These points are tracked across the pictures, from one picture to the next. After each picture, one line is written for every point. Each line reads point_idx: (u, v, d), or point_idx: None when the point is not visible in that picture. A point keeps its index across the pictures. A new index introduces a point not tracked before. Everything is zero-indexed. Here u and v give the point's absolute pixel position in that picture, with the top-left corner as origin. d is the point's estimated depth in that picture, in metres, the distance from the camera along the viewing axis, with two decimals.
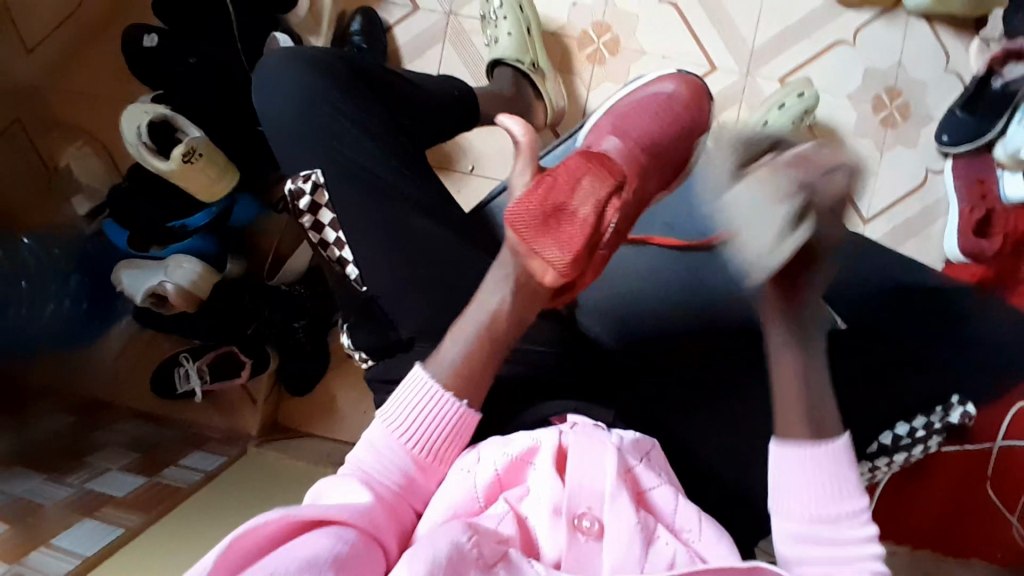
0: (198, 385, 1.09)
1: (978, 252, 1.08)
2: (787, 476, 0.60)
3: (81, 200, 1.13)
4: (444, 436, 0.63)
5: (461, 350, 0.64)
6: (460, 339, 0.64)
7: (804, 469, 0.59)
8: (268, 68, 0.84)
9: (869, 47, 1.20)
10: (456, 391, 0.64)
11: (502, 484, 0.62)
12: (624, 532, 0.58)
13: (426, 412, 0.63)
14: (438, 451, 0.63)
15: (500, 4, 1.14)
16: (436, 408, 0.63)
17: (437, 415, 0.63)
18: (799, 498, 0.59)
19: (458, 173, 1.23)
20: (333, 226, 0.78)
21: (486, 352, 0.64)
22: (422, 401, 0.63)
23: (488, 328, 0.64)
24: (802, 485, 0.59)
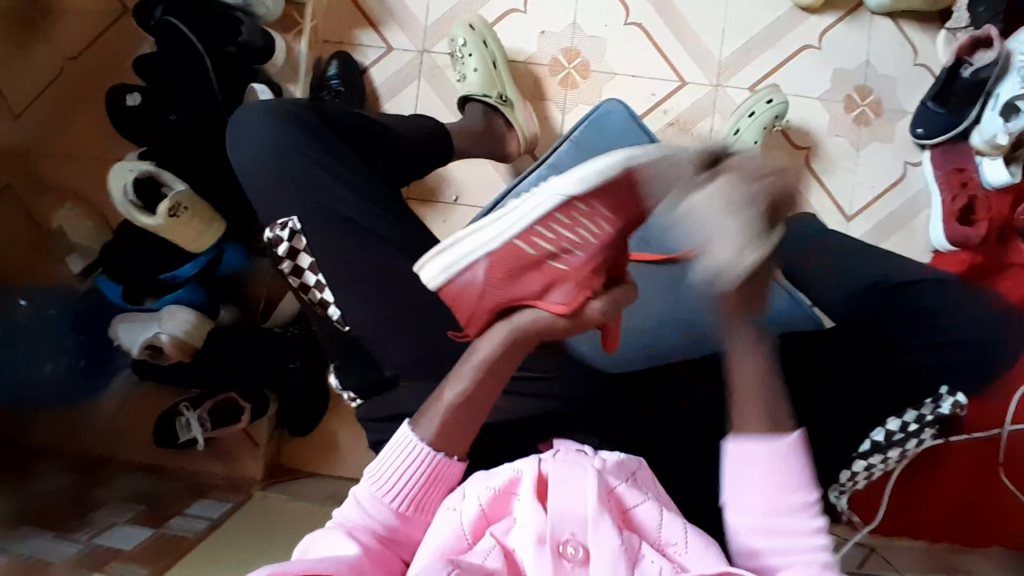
0: (200, 432, 1.11)
1: (964, 239, 1.10)
2: (739, 474, 0.61)
3: (76, 259, 1.13)
4: (432, 486, 0.64)
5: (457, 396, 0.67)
6: (456, 386, 0.67)
7: (759, 462, 0.60)
8: (240, 121, 0.86)
9: (836, 49, 1.22)
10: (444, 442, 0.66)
11: (488, 519, 0.62)
12: (609, 556, 0.57)
13: (411, 471, 0.64)
14: (418, 503, 0.64)
15: (463, 43, 1.18)
16: (423, 467, 0.64)
17: (419, 475, 0.64)
18: (752, 499, 0.61)
19: (441, 204, 1.25)
20: (312, 270, 0.80)
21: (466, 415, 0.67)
22: (408, 462, 0.64)
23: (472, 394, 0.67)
24: (756, 480, 0.61)
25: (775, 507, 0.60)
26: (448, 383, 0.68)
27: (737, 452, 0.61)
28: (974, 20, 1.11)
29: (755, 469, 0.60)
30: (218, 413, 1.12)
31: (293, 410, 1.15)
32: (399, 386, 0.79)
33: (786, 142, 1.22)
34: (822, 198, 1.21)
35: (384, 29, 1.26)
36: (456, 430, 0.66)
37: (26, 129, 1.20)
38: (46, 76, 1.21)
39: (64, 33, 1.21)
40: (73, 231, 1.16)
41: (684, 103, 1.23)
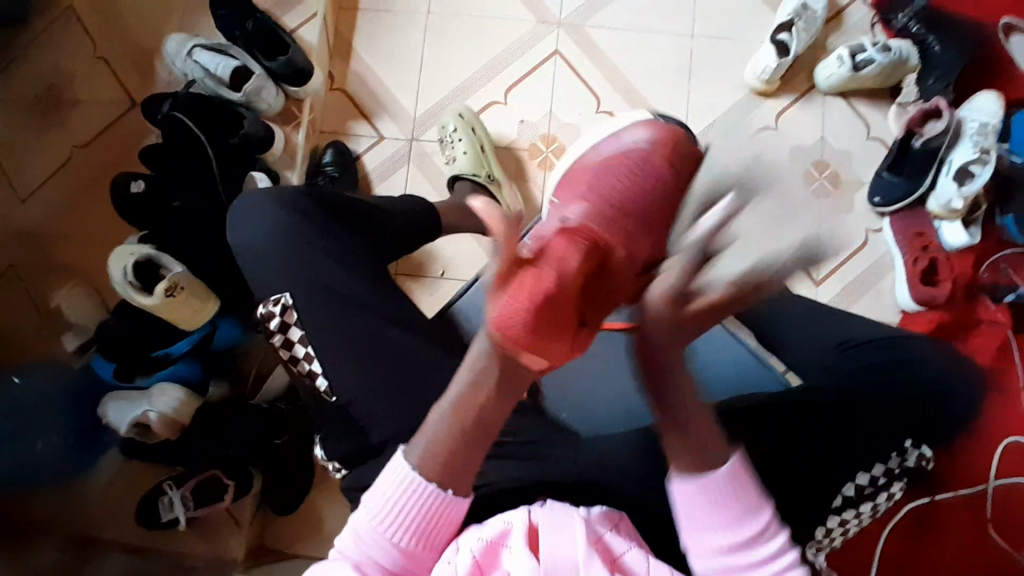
0: (182, 512, 1.10)
1: (930, 299, 1.16)
2: (690, 507, 0.67)
3: (71, 336, 1.17)
4: (434, 522, 0.66)
5: (442, 423, 0.64)
6: (441, 412, 0.64)
7: (701, 497, 0.66)
8: (239, 210, 0.92)
9: (794, 127, 1.31)
10: (441, 473, 0.65)
11: (482, 569, 0.63)
12: None
13: (408, 505, 0.66)
14: (422, 538, 0.66)
15: (453, 129, 1.27)
16: (420, 499, 0.65)
17: (421, 509, 0.66)
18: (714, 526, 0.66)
19: (429, 279, 1.30)
20: (301, 342, 0.82)
21: (465, 434, 0.64)
22: (405, 494, 0.66)
23: (467, 414, 0.63)
24: (708, 511, 0.66)
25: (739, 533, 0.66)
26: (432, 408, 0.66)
27: (682, 490, 0.67)
28: (925, 91, 1.26)
29: (705, 499, 0.66)
30: (201, 491, 1.11)
31: (280, 485, 1.16)
32: (383, 454, 0.80)
33: None
34: (792, 265, 1.26)
35: (375, 119, 1.36)
36: (451, 465, 0.65)
37: (34, 209, 1.26)
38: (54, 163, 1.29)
39: (73, 122, 1.30)
40: (71, 309, 1.19)
41: None
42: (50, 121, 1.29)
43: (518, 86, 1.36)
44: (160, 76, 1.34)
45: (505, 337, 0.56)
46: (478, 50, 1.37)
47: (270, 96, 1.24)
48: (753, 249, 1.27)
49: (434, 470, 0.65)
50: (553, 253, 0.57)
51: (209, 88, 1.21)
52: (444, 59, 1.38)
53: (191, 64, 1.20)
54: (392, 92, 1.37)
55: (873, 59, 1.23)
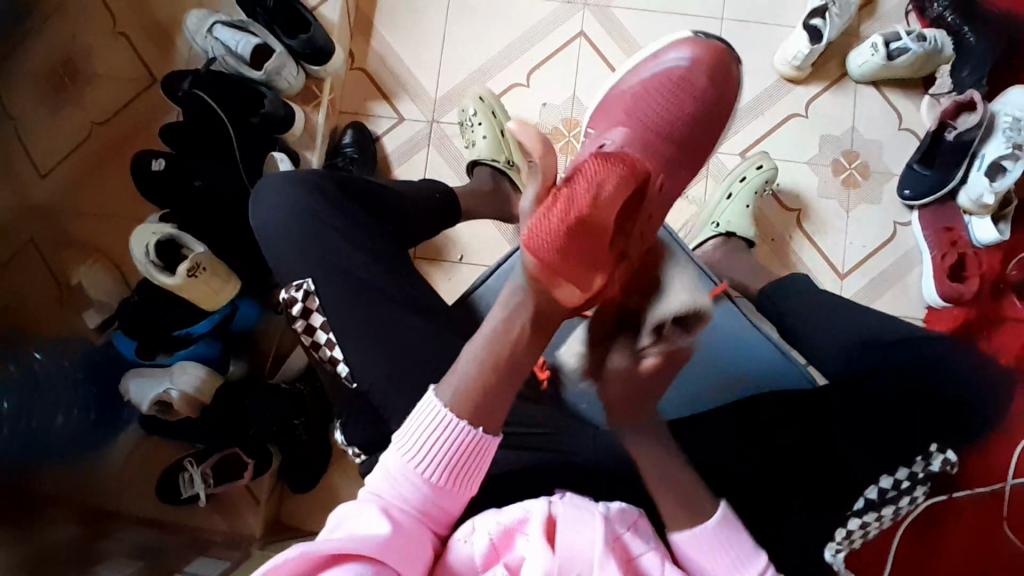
0: (202, 488, 1.11)
1: (957, 295, 1.15)
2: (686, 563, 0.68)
3: (92, 313, 1.19)
4: (464, 456, 0.64)
5: (473, 360, 0.67)
6: (469, 356, 0.67)
7: (698, 550, 0.68)
8: (262, 189, 0.92)
9: (822, 116, 1.28)
10: (471, 412, 0.65)
11: (497, 551, 0.64)
12: None
13: (440, 438, 0.64)
14: (455, 471, 0.64)
15: (474, 112, 1.25)
16: (452, 433, 0.64)
17: (455, 442, 0.64)
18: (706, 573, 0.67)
19: (447, 264, 1.29)
20: (323, 328, 0.82)
21: (491, 377, 0.67)
22: (437, 426, 0.64)
23: (501, 353, 0.67)
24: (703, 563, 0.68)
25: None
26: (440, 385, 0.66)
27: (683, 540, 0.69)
28: (959, 84, 1.22)
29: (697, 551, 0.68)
30: (222, 468, 1.13)
31: (296, 466, 1.17)
32: None
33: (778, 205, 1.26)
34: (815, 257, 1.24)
35: (396, 100, 1.35)
36: (480, 402, 0.66)
37: (55, 185, 1.24)
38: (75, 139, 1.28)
39: (92, 97, 1.29)
40: (94, 287, 1.20)
41: None
42: (69, 96, 1.26)
43: (541, 68, 1.34)
44: (180, 52, 1.33)
45: (540, 265, 0.65)
46: (501, 31, 1.35)
47: (290, 75, 1.23)
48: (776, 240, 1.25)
49: (462, 407, 0.65)
50: (585, 173, 0.68)
51: (231, 67, 1.19)
52: (467, 39, 1.35)
53: (213, 41, 1.19)
54: (413, 72, 1.35)
55: (908, 48, 1.19)
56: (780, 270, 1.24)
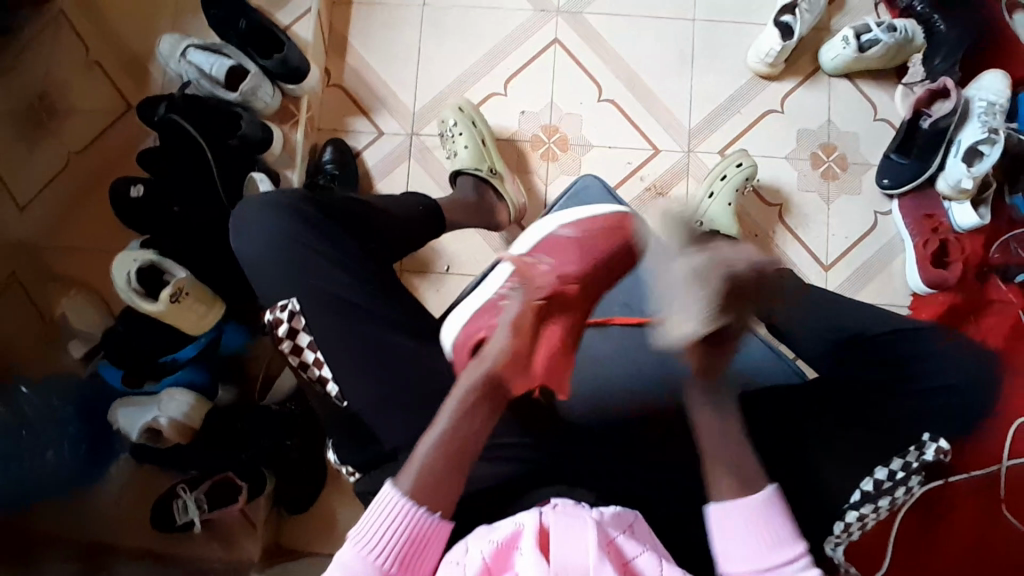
0: (196, 515, 1.09)
1: (940, 281, 1.15)
2: (730, 533, 0.67)
3: (77, 344, 1.16)
4: (415, 545, 0.67)
5: (429, 451, 0.69)
6: (429, 440, 0.69)
7: (739, 521, 0.67)
8: (239, 214, 0.90)
9: (798, 111, 1.29)
10: (427, 497, 0.68)
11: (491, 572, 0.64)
12: None
13: (391, 525, 0.67)
14: (404, 560, 0.67)
15: (454, 123, 1.25)
16: (404, 519, 0.67)
17: (405, 529, 0.67)
18: (749, 554, 0.66)
19: (434, 276, 1.29)
20: (312, 347, 0.81)
21: (448, 462, 0.69)
22: (389, 517, 0.67)
23: (455, 440, 0.70)
24: (742, 536, 0.67)
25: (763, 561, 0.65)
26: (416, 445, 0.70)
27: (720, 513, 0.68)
28: (931, 72, 1.24)
29: (735, 527, 0.67)
30: (216, 493, 1.10)
31: (292, 484, 1.17)
32: (396, 460, 0.80)
33: (759, 201, 1.27)
34: (799, 251, 1.25)
35: (374, 115, 1.35)
36: (433, 484, 0.68)
37: (34, 220, 1.25)
38: (49, 170, 1.27)
39: (71, 129, 1.30)
40: (77, 318, 1.19)
41: (660, 170, 1.29)
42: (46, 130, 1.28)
43: (517, 77, 1.34)
44: (154, 80, 1.32)
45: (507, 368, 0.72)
46: (476, 40, 1.35)
47: (266, 95, 1.22)
48: (759, 235, 1.25)
49: (418, 492, 0.68)
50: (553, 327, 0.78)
51: (205, 88, 1.19)
52: (442, 52, 1.36)
53: (186, 64, 1.19)
54: (391, 87, 1.36)
55: (879, 39, 1.20)
56: None
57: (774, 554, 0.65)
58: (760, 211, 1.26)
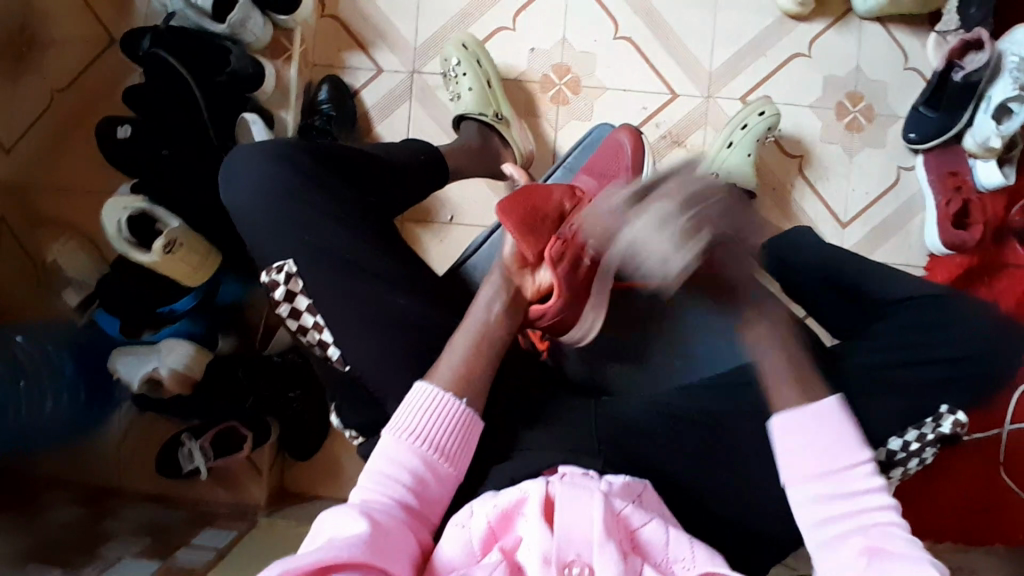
0: (202, 463, 1.09)
1: (959, 242, 1.11)
2: (796, 444, 0.66)
3: (71, 292, 1.12)
4: (452, 433, 0.69)
5: (461, 353, 0.72)
6: (460, 341, 0.73)
7: (808, 427, 0.66)
8: (232, 164, 0.84)
9: (826, 57, 1.21)
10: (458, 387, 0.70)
11: (495, 535, 0.62)
12: None
13: (429, 414, 0.68)
14: (446, 453, 0.68)
15: (456, 62, 1.17)
16: (441, 406, 0.69)
17: (441, 424, 0.68)
18: (814, 461, 0.64)
19: (437, 225, 1.25)
20: (310, 310, 0.77)
21: (480, 356, 0.73)
22: (425, 407, 0.69)
23: (483, 328, 0.74)
24: (810, 443, 0.65)
25: (829, 466, 0.64)
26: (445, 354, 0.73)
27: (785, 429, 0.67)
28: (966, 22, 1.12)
29: (803, 430, 0.66)
30: (221, 441, 1.11)
31: (296, 433, 1.17)
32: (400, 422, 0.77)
33: (779, 152, 1.22)
34: (817, 206, 1.21)
35: (373, 50, 1.26)
36: (468, 383, 0.71)
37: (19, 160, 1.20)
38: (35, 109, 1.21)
39: (55, 66, 1.22)
40: (70, 264, 1.14)
41: (676, 116, 1.22)
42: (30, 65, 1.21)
43: (527, 10, 1.25)
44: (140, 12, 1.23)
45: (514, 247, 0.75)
46: None
47: (256, 27, 1.13)
48: (777, 189, 1.21)
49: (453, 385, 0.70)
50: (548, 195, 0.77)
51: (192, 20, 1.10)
52: None
53: None
54: (391, 19, 1.26)
55: None
56: (782, 222, 1.21)
57: (839, 460, 0.64)
58: (779, 162, 1.21)
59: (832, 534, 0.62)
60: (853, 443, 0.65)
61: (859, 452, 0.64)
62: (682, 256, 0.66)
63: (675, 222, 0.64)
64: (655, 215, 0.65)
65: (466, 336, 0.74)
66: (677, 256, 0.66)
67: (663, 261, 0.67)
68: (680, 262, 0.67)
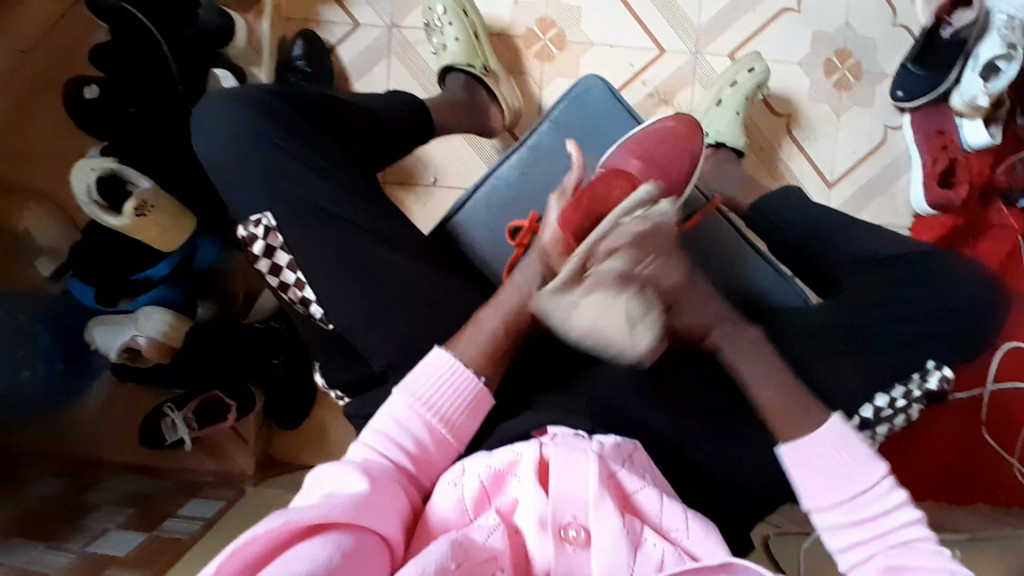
0: (186, 432, 1.09)
1: (945, 202, 1.10)
2: (808, 473, 0.63)
3: (46, 261, 1.09)
4: (464, 407, 0.67)
5: (491, 333, 0.70)
6: (488, 325, 0.70)
7: (817, 457, 0.63)
8: (200, 120, 0.80)
9: (815, 11, 1.19)
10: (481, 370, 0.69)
11: (489, 496, 0.60)
12: (610, 537, 0.56)
13: (445, 387, 0.66)
14: (454, 425, 0.66)
15: (443, 11, 1.12)
16: (457, 379, 0.67)
17: (452, 395, 0.67)
18: (823, 491, 0.62)
19: (420, 187, 1.22)
20: (291, 267, 0.75)
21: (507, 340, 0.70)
22: (441, 379, 0.67)
23: (513, 311, 0.71)
24: (818, 475, 0.63)
25: (842, 494, 0.61)
26: (458, 341, 0.69)
27: (793, 454, 0.64)
28: None
29: (817, 462, 0.63)
30: (205, 411, 1.10)
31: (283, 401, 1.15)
32: (387, 382, 0.74)
33: (768, 110, 1.20)
34: (805, 166, 1.20)
35: (349, 3, 1.21)
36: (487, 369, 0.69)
37: None
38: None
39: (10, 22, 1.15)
40: (41, 232, 1.12)
41: (664, 73, 1.20)
42: None
43: None
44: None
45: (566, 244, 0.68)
46: None
47: None
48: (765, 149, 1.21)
49: (474, 362, 0.68)
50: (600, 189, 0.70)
51: None
52: None
53: None
54: None
55: None
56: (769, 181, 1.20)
57: (855, 483, 0.62)
58: (767, 121, 1.20)
59: (858, 557, 0.61)
60: (867, 461, 0.62)
61: (875, 470, 0.62)
62: (643, 333, 0.66)
63: (630, 295, 0.64)
64: (600, 298, 0.64)
65: (495, 318, 0.70)
66: (641, 335, 0.66)
67: (627, 341, 0.67)
68: (645, 339, 0.67)
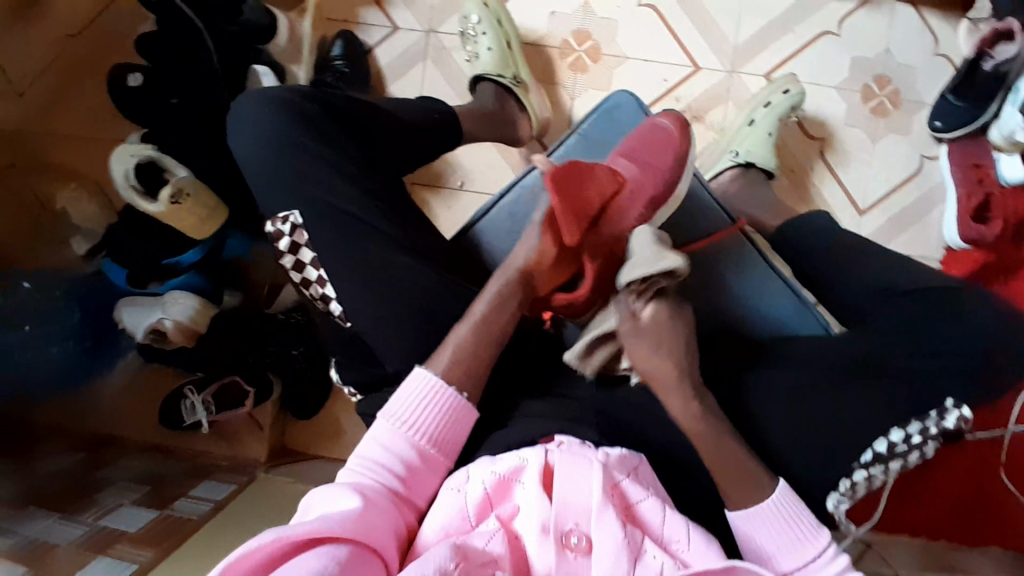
0: (204, 415, 1.11)
1: (976, 237, 1.06)
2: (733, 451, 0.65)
3: (81, 241, 1.13)
4: (449, 425, 0.67)
5: (467, 339, 0.71)
6: (468, 332, 0.71)
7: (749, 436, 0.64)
8: (238, 115, 0.82)
9: (856, 36, 1.18)
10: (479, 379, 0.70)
11: (492, 502, 0.60)
12: (611, 550, 0.56)
13: (427, 405, 0.67)
14: (439, 441, 0.67)
15: (479, 20, 1.14)
16: (439, 398, 0.67)
17: (436, 411, 0.67)
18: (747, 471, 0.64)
19: (447, 191, 1.23)
20: (313, 265, 0.77)
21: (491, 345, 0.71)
22: (423, 398, 0.67)
23: (496, 319, 0.72)
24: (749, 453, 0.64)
25: (759, 472, 0.64)
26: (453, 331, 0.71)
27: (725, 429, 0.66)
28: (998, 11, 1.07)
29: (745, 435, 0.65)
30: (223, 395, 1.12)
31: (299, 390, 1.16)
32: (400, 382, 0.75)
33: (801, 133, 1.19)
34: (835, 191, 1.19)
35: (389, 6, 1.23)
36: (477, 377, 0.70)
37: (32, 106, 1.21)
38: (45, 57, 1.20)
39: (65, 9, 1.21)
40: (76, 212, 1.15)
41: (697, 90, 1.19)
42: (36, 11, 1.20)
43: None
44: None
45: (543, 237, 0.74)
46: None
47: None
48: (796, 172, 1.19)
49: (454, 375, 0.69)
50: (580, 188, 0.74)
51: None
52: None
53: None
54: None
55: None
56: (799, 206, 1.19)
57: (773, 465, 0.64)
58: (800, 145, 1.19)
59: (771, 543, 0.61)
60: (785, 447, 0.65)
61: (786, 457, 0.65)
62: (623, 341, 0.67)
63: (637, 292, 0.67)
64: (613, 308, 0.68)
65: (466, 329, 0.71)
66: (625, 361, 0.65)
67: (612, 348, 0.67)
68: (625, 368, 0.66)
